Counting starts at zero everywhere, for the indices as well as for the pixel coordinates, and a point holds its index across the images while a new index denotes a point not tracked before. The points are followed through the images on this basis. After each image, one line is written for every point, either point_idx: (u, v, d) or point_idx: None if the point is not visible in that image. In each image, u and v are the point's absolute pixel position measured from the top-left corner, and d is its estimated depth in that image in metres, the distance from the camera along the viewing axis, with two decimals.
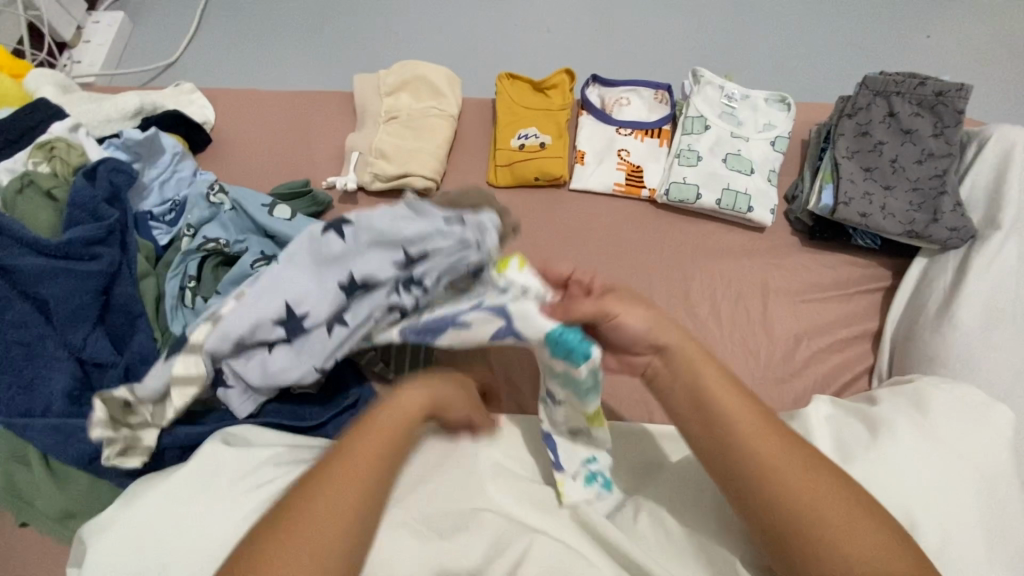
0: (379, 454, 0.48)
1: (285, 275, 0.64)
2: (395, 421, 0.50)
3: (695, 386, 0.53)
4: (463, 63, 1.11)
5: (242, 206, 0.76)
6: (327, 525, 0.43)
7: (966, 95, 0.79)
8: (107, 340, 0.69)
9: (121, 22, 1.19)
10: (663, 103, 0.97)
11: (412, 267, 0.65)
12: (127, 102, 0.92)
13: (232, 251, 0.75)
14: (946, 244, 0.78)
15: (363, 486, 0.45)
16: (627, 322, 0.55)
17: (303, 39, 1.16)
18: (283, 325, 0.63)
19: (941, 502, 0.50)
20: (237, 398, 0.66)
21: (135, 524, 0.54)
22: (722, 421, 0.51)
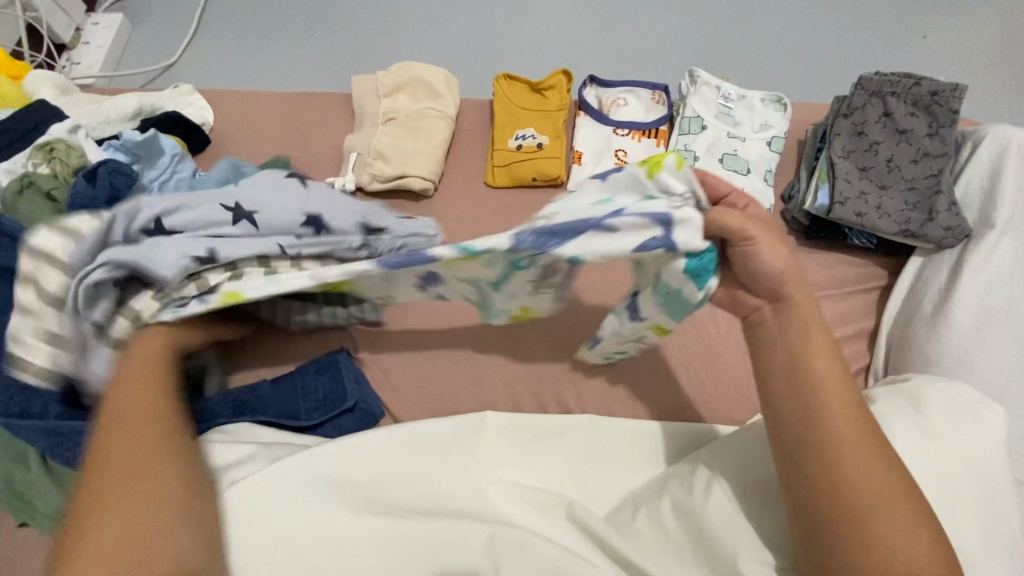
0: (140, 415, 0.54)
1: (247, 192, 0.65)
2: (137, 385, 0.55)
3: (796, 354, 0.53)
4: (462, 64, 1.12)
5: None
6: (150, 471, 0.50)
7: (960, 96, 0.80)
8: None
9: (119, 24, 1.20)
10: (660, 104, 0.98)
11: (371, 220, 0.68)
12: (126, 104, 0.92)
13: None
14: (941, 244, 0.78)
15: (156, 437, 0.52)
16: (769, 255, 0.52)
17: (301, 40, 1.17)
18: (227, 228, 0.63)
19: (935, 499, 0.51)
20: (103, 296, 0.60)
21: None
22: (816, 386, 0.51)
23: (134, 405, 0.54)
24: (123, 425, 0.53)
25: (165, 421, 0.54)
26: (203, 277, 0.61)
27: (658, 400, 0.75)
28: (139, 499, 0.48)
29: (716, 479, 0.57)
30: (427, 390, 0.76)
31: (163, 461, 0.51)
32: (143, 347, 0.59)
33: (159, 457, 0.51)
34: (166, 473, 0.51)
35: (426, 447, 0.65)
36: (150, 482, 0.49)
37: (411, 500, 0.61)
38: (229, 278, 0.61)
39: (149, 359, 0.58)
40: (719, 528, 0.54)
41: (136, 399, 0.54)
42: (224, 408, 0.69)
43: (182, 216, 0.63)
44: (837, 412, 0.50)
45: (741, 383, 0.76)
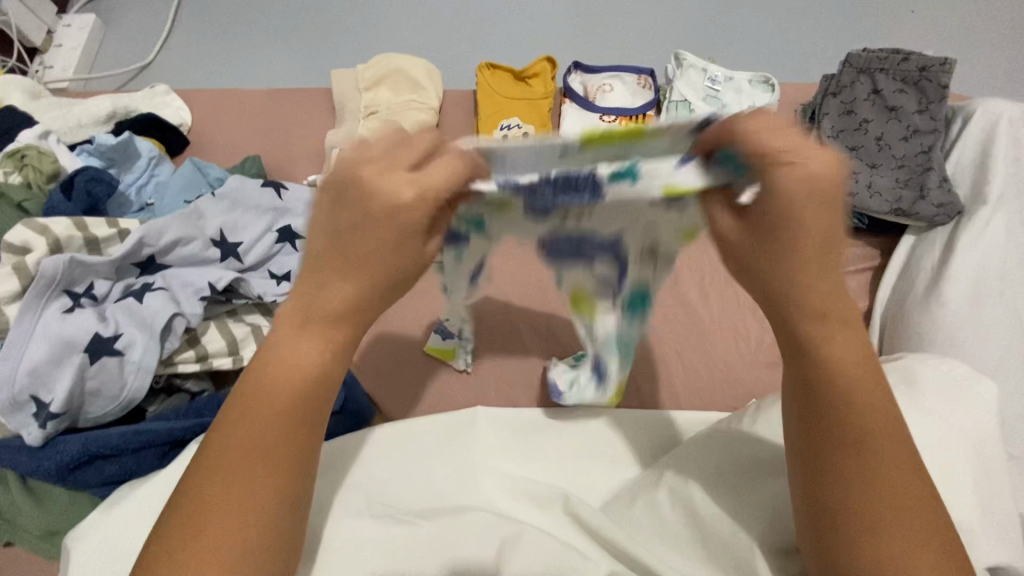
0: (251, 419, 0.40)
1: (233, 213, 0.75)
2: (287, 375, 0.42)
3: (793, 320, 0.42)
4: (443, 54, 1.09)
5: (237, 196, 0.76)
6: (243, 502, 0.39)
7: (949, 70, 0.79)
8: (106, 409, 0.65)
9: (93, 25, 1.17)
10: (646, 88, 0.96)
11: None
12: (99, 107, 0.90)
13: (226, 246, 0.74)
14: (933, 222, 0.77)
15: (251, 456, 0.39)
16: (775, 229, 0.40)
17: (278, 35, 1.14)
18: (219, 252, 0.74)
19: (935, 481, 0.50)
20: (125, 338, 0.65)
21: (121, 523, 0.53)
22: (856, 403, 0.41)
23: (255, 406, 0.41)
24: (233, 421, 0.41)
25: (281, 434, 0.41)
26: (200, 339, 0.70)
27: (652, 393, 0.75)
28: (231, 536, 0.38)
29: (710, 466, 0.58)
30: (420, 389, 0.76)
31: (264, 483, 0.39)
32: (353, 263, 0.42)
33: (254, 486, 0.39)
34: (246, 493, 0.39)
35: (423, 445, 0.66)
36: (246, 518, 0.38)
37: (407, 500, 0.61)
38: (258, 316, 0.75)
39: (312, 343, 0.42)
40: (712, 511, 0.55)
41: (267, 386, 0.41)
42: (208, 409, 0.68)
43: (172, 251, 0.72)
44: (845, 386, 0.41)
45: (735, 371, 0.76)
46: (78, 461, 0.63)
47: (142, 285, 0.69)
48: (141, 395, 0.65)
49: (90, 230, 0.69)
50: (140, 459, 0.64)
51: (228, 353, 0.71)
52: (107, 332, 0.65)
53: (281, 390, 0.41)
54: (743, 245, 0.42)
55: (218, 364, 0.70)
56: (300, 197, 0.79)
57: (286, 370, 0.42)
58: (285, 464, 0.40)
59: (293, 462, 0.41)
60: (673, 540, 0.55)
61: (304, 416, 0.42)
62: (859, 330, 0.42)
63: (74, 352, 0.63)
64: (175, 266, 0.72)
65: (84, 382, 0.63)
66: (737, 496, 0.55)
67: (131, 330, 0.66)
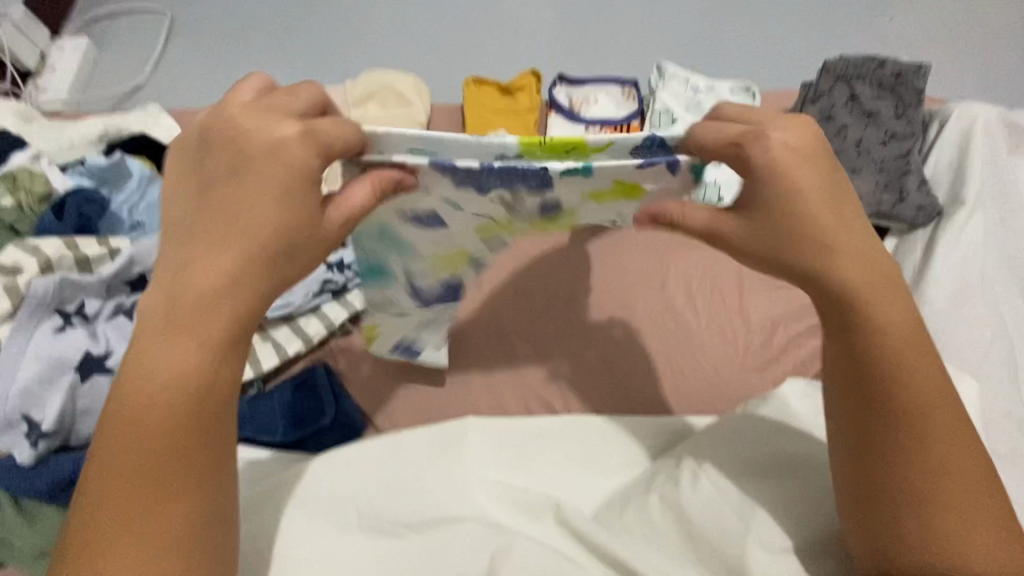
0: (143, 414, 0.38)
1: None
2: (169, 389, 0.38)
3: (852, 307, 0.43)
4: (431, 69, 1.11)
5: None
6: (161, 520, 0.37)
7: (924, 74, 0.81)
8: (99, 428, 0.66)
9: (86, 47, 1.18)
10: (630, 99, 0.97)
11: (339, 253, 0.82)
12: (91, 128, 0.91)
13: None
14: (914, 224, 0.78)
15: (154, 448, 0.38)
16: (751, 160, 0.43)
17: (268, 54, 1.16)
18: None
19: None
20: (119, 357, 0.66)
21: None
22: (894, 369, 0.43)
23: (142, 423, 0.38)
24: (126, 440, 0.38)
25: (176, 446, 0.38)
26: None
27: (642, 398, 0.76)
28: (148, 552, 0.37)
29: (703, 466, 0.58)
30: (411, 400, 0.76)
31: (173, 496, 0.38)
32: (219, 248, 0.39)
33: (166, 501, 0.38)
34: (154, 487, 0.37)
35: (413, 455, 0.66)
36: (164, 531, 0.37)
37: (399, 511, 0.61)
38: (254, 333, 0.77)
39: (185, 346, 0.39)
40: (703, 513, 0.55)
41: (150, 379, 0.38)
42: None
43: None
44: (914, 384, 0.43)
45: (724, 373, 0.77)
46: (69, 480, 0.63)
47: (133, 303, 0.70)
48: None
49: (80, 249, 0.70)
50: None
51: None
52: (99, 351, 0.66)
53: (163, 384, 0.38)
54: (748, 236, 0.44)
55: None
56: None
57: (168, 364, 0.38)
58: (189, 477, 0.38)
59: (198, 472, 0.39)
60: (664, 546, 0.56)
61: (198, 429, 0.39)
62: (913, 310, 0.44)
63: (65, 371, 0.64)
64: None
65: (76, 401, 0.64)
66: (727, 495, 0.56)
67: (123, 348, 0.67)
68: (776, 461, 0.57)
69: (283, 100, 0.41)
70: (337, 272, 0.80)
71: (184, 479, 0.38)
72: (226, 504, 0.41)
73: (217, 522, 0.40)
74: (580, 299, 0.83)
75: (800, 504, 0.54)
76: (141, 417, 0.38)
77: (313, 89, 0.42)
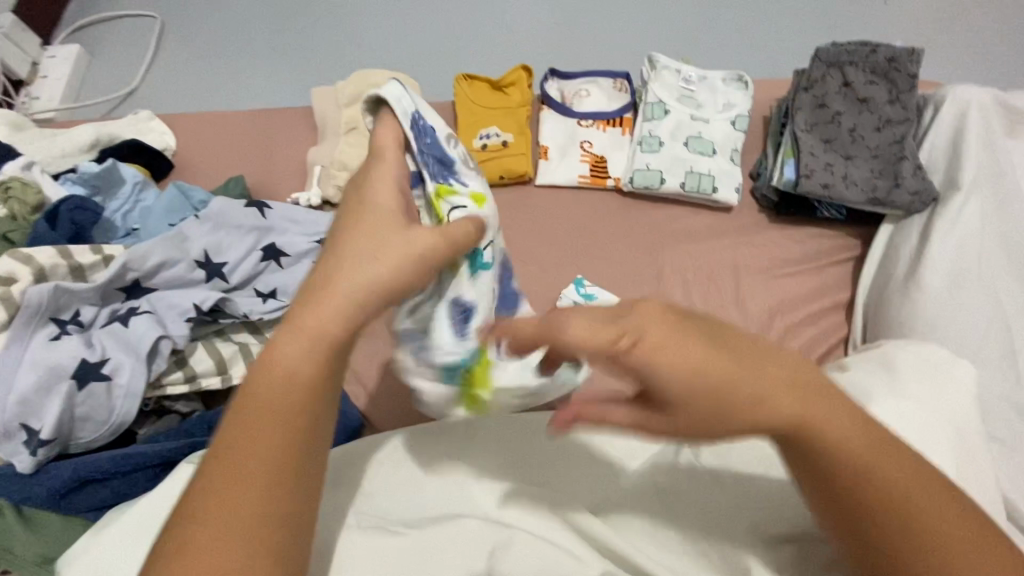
0: (260, 421, 0.39)
1: (217, 233, 0.76)
2: (284, 381, 0.40)
3: (805, 430, 0.44)
4: (422, 67, 1.11)
5: (220, 217, 0.77)
6: (238, 508, 0.37)
7: (917, 60, 0.80)
8: (98, 434, 0.66)
9: (77, 55, 1.18)
10: (622, 92, 0.97)
11: None
12: (82, 136, 0.91)
13: (211, 267, 0.75)
14: (910, 209, 0.78)
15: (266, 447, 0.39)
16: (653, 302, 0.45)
17: (259, 57, 1.16)
18: (205, 271, 0.74)
19: None
20: (114, 363, 0.66)
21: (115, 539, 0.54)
22: (847, 463, 0.43)
23: (255, 411, 0.40)
24: (237, 427, 0.39)
25: (279, 440, 0.39)
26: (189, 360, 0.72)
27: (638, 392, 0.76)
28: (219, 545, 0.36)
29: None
30: (408, 398, 0.77)
31: (253, 489, 0.38)
32: (336, 273, 0.43)
33: (246, 493, 0.37)
34: (260, 487, 0.38)
35: (409, 456, 0.66)
36: (236, 525, 0.37)
37: (397, 511, 0.62)
38: (248, 334, 0.76)
39: (295, 354, 0.41)
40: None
41: (265, 387, 0.40)
42: (200, 429, 0.69)
43: (157, 275, 0.73)
44: (873, 476, 0.43)
45: None
46: (70, 485, 0.63)
47: (128, 309, 0.70)
48: (131, 418, 0.66)
49: (74, 257, 0.70)
50: (130, 480, 0.65)
51: (216, 373, 0.73)
52: (94, 358, 0.66)
53: (277, 392, 0.40)
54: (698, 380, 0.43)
55: (206, 384, 0.72)
56: (284, 211, 0.80)
57: (280, 375, 0.40)
58: (279, 473, 0.39)
59: (288, 470, 0.39)
60: (657, 536, 0.57)
61: (298, 426, 0.40)
62: (852, 406, 0.45)
63: (61, 378, 0.64)
64: (160, 289, 0.73)
65: (74, 409, 0.64)
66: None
67: (118, 354, 0.67)
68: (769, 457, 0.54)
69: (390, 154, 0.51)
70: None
71: (268, 475, 0.38)
72: (300, 518, 0.39)
73: (291, 532, 0.38)
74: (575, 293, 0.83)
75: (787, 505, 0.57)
76: (258, 425, 0.39)
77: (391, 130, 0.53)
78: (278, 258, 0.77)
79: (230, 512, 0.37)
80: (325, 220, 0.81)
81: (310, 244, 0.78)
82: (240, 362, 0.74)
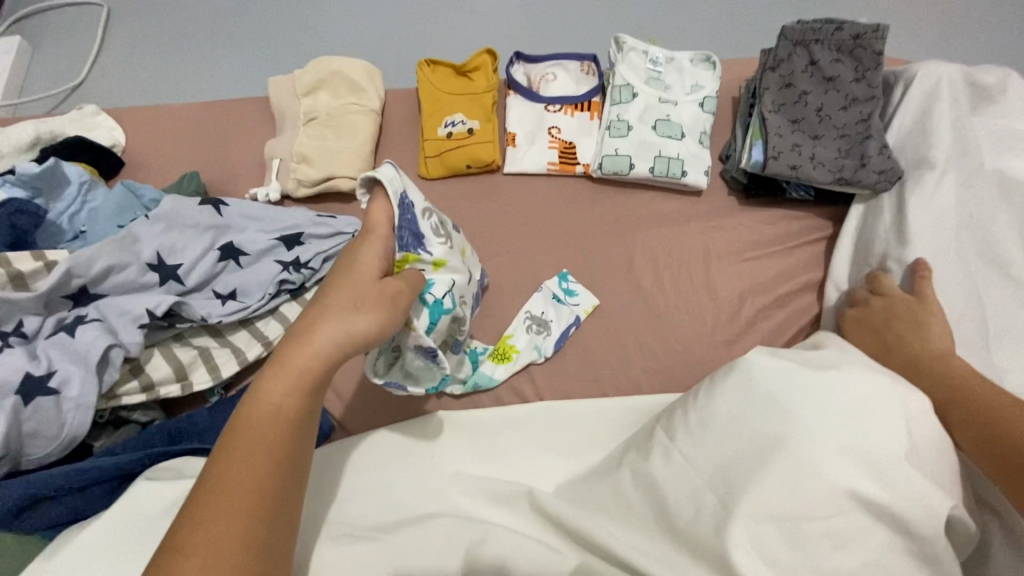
0: (248, 453, 0.45)
1: (170, 234, 0.73)
2: (264, 420, 0.46)
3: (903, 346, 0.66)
4: (385, 52, 1.07)
5: (173, 216, 0.73)
6: (224, 537, 0.41)
7: (883, 36, 0.78)
8: (50, 450, 0.63)
9: (17, 47, 1.11)
10: (589, 75, 0.95)
11: (295, 250, 0.75)
12: (22, 134, 0.86)
13: (166, 270, 0.72)
14: (876, 189, 0.77)
15: (254, 476, 0.44)
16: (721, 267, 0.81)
17: (214, 45, 1.10)
18: (159, 275, 0.71)
19: (869, 452, 0.53)
20: (61, 376, 0.63)
21: (83, 558, 0.55)
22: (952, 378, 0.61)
23: (238, 449, 0.45)
24: (221, 466, 0.44)
25: (260, 473, 0.44)
26: (145, 369, 0.69)
27: (612, 381, 0.75)
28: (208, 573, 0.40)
29: (673, 444, 0.58)
30: (378, 397, 0.75)
31: (236, 522, 0.42)
32: (319, 321, 0.51)
33: (229, 523, 0.42)
34: (250, 514, 0.43)
35: (380, 458, 0.65)
36: (222, 554, 0.41)
37: (367, 515, 0.61)
38: (210, 338, 0.73)
39: (282, 393, 0.47)
40: (680, 487, 0.56)
41: (256, 421, 0.46)
42: (160, 439, 0.67)
43: (106, 279, 0.69)
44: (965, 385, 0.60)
45: (692, 349, 0.77)
46: (22, 505, 0.60)
47: (75, 317, 0.67)
48: (84, 432, 0.63)
49: (13, 265, 0.66)
50: (86, 497, 0.62)
51: (175, 380, 0.70)
52: (40, 371, 0.63)
53: (265, 426, 0.46)
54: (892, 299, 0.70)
55: (164, 392, 0.69)
56: (243, 209, 0.77)
57: (267, 411, 0.46)
58: (260, 503, 0.43)
59: (269, 502, 0.44)
60: (638, 516, 0.57)
61: (275, 465, 0.45)
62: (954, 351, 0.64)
63: (4, 394, 0.61)
64: (110, 294, 0.70)
65: (21, 425, 0.61)
66: (702, 469, 0.56)
67: (65, 366, 0.63)
68: (762, 443, 0.55)
69: (376, 220, 0.60)
70: (293, 272, 0.74)
71: (252, 505, 0.43)
72: (279, 548, 0.44)
73: (271, 560, 0.43)
74: (546, 283, 0.81)
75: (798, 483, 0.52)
76: (246, 456, 0.44)
77: (384, 207, 0.60)
78: (237, 258, 0.74)
79: (219, 534, 0.41)
80: (285, 216, 0.78)
81: (270, 240, 0.75)
82: (200, 368, 0.71)
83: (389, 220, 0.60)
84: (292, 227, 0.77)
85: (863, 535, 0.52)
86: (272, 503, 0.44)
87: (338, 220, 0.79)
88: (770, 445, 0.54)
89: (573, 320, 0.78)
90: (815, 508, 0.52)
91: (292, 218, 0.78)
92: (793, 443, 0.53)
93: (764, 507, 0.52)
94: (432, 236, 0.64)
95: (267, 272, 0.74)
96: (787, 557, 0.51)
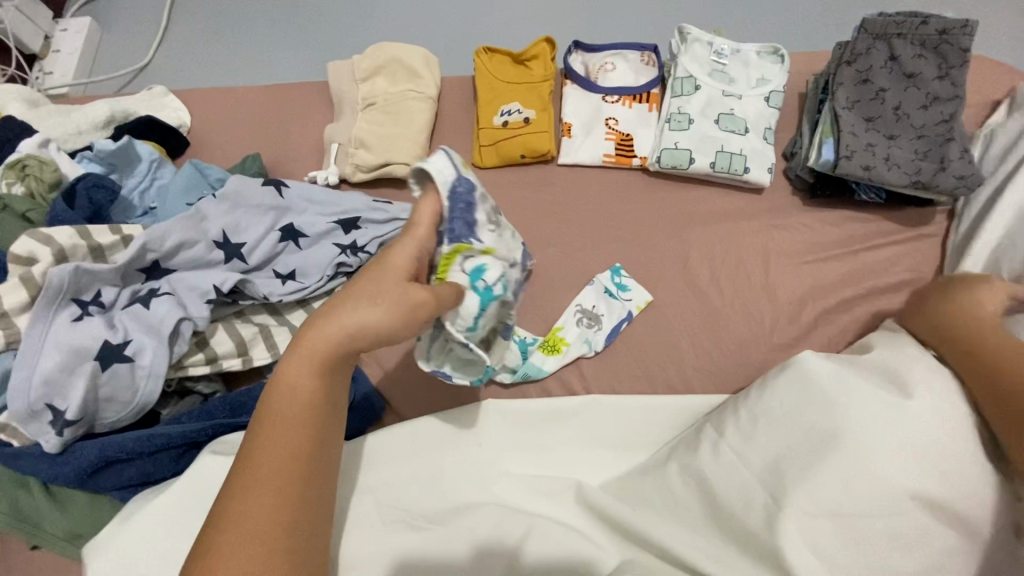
0: (276, 431, 0.46)
1: (233, 213, 0.75)
2: (287, 401, 0.47)
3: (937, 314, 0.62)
4: (441, 39, 1.07)
5: (239, 196, 0.75)
6: (252, 514, 0.43)
7: (972, 32, 0.75)
8: (122, 414, 0.66)
9: (89, 28, 1.16)
10: (649, 65, 0.93)
11: (352, 234, 0.77)
12: (97, 112, 0.90)
13: (230, 249, 0.74)
14: (954, 194, 0.75)
15: (284, 453, 0.45)
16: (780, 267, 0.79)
17: (273, 29, 1.12)
18: (223, 252, 0.73)
19: (936, 457, 0.51)
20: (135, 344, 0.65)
21: (155, 520, 0.58)
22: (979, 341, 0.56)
23: (269, 428, 0.46)
24: (253, 442, 0.46)
25: (286, 451, 0.46)
26: (209, 341, 0.71)
27: (662, 378, 0.74)
28: (242, 544, 0.41)
29: (722, 438, 0.57)
30: (428, 382, 0.76)
31: (269, 495, 0.44)
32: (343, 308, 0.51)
33: (262, 498, 0.43)
34: (281, 489, 0.44)
35: (429, 443, 0.66)
36: (256, 526, 0.42)
37: (419, 496, 0.62)
38: (271, 317, 0.75)
39: (306, 374, 0.48)
40: (727, 484, 0.55)
41: (282, 401, 0.47)
42: (221, 411, 0.69)
43: (176, 254, 0.72)
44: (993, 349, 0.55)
45: (747, 350, 0.75)
46: (96, 466, 0.64)
47: (148, 291, 0.70)
48: (155, 400, 0.66)
49: (94, 238, 0.69)
50: (154, 461, 0.65)
51: (237, 354, 0.72)
52: (116, 339, 0.66)
53: (290, 405, 0.47)
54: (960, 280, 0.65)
55: (227, 365, 0.72)
56: (303, 192, 0.78)
57: (292, 391, 0.48)
58: (291, 479, 0.45)
59: (299, 479, 0.45)
60: (686, 512, 0.57)
61: (303, 444, 0.46)
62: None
63: (84, 359, 0.64)
64: (179, 269, 0.73)
65: (98, 390, 0.64)
66: (749, 466, 0.55)
67: (138, 335, 0.66)
68: (814, 442, 0.53)
69: (417, 218, 0.59)
70: (351, 255, 0.75)
71: (282, 481, 0.44)
72: (309, 523, 0.45)
73: (302, 533, 0.44)
74: (598, 276, 0.81)
75: (854, 482, 0.51)
76: (274, 435, 0.46)
77: (428, 204, 0.59)
78: (297, 240, 0.76)
79: (253, 508, 0.43)
80: (342, 200, 0.79)
81: (328, 224, 0.76)
82: (259, 345, 0.73)
83: (437, 217, 0.59)
84: (349, 211, 0.78)
85: (932, 552, 0.50)
86: (301, 480, 0.45)
87: (394, 206, 0.80)
88: (821, 442, 0.53)
89: (625, 315, 0.77)
90: (877, 508, 0.50)
91: (350, 203, 0.79)
92: (846, 441, 0.52)
93: (817, 503, 0.51)
94: (483, 224, 0.63)
95: (325, 254, 0.75)
96: (843, 560, 0.50)
